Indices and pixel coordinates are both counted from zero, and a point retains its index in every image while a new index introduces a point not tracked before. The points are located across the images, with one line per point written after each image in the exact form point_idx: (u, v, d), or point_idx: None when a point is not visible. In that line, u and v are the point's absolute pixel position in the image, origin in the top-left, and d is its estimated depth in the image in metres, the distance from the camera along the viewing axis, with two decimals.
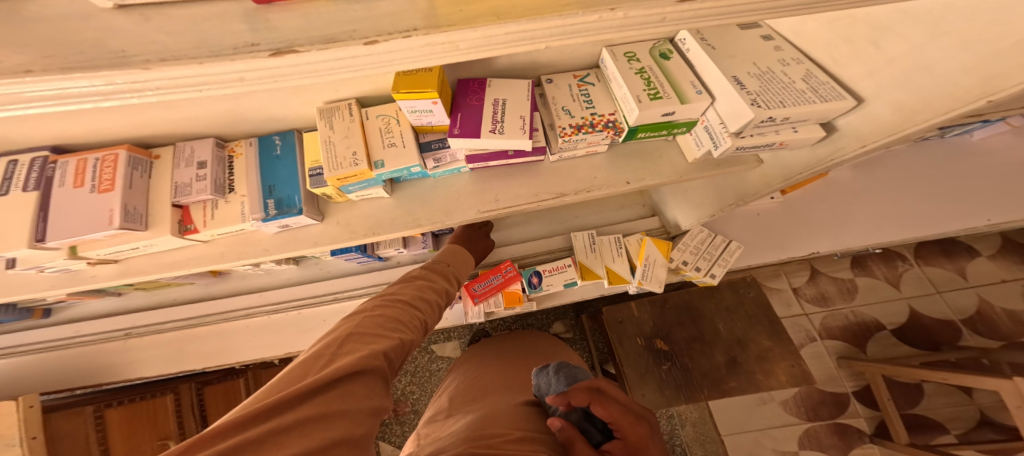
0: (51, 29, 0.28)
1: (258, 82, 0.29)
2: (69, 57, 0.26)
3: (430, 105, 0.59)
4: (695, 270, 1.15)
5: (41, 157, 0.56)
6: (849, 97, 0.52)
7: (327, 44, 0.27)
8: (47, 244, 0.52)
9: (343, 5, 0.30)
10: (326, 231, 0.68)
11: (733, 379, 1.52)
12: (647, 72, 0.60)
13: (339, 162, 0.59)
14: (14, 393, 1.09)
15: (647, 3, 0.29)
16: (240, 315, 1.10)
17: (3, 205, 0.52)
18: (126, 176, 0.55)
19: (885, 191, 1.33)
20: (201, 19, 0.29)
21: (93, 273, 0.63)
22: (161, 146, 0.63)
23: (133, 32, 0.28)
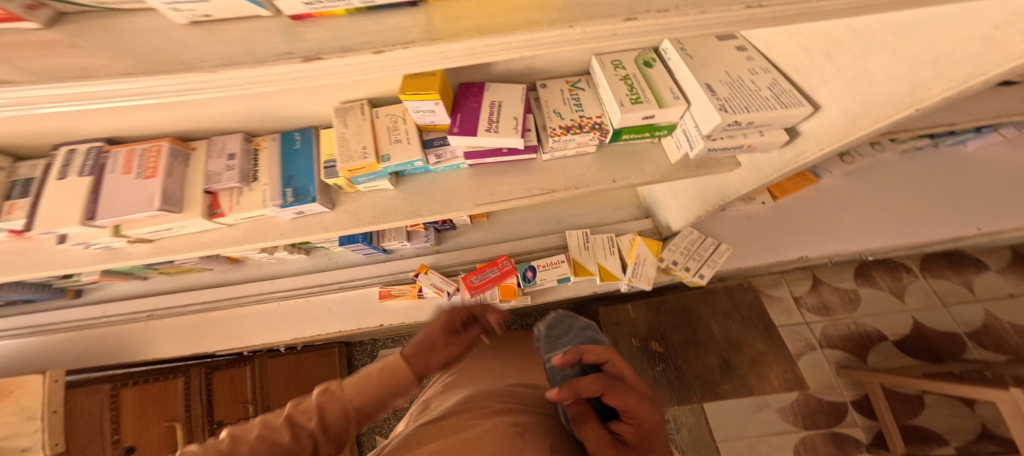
0: (134, 39, 0.36)
1: (289, 82, 0.36)
2: (149, 59, 0.34)
3: (432, 105, 0.66)
4: (684, 270, 1.18)
5: (97, 146, 0.64)
6: (807, 104, 0.58)
7: (344, 52, 0.34)
8: (96, 223, 0.59)
9: (359, 21, 0.37)
10: (337, 218, 0.75)
11: (726, 382, 1.55)
12: (630, 79, 0.66)
13: (350, 156, 0.66)
14: (35, 367, 1.14)
15: (598, 20, 0.36)
16: (256, 299, 1.18)
17: (61, 185, 0.59)
18: (167, 165, 0.62)
19: (879, 197, 1.36)
20: (248, 32, 0.36)
21: (129, 251, 0.71)
22: (198, 140, 0.71)
23: (196, 42, 0.36)
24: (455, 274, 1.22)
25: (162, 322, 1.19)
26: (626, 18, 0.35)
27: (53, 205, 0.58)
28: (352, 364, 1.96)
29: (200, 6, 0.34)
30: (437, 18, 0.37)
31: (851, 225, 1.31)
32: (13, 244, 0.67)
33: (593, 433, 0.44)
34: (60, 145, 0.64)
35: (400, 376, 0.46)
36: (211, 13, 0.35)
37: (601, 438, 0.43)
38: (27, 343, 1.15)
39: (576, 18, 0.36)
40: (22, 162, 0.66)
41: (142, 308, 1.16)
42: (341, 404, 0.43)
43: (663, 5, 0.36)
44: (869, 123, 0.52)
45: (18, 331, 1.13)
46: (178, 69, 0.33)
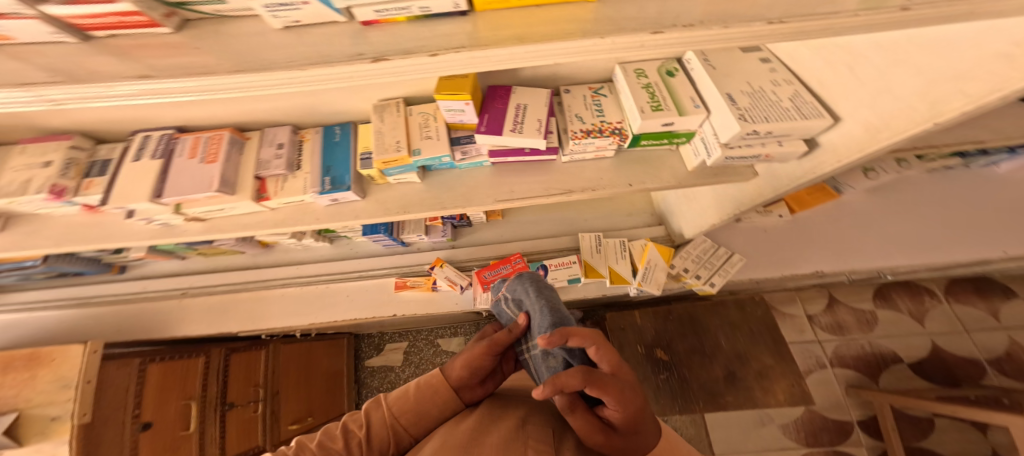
0: (241, 44, 0.44)
1: (360, 79, 0.41)
2: (250, 61, 0.41)
3: (463, 105, 0.71)
4: (694, 277, 1.18)
5: (168, 134, 0.72)
6: (827, 116, 0.57)
7: (406, 55, 0.39)
8: (162, 201, 0.65)
9: (417, 28, 0.42)
10: (367, 207, 0.81)
11: (731, 394, 1.56)
12: (652, 87, 0.68)
13: (386, 149, 0.73)
14: (68, 339, 1.18)
15: (629, 34, 0.38)
16: (281, 283, 1.25)
17: (136, 167, 0.67)
18: (226, 152, 0.69)
19: (901, 216, 1.33)
20: (328, 36, 0.43)
21: (181, 228, 0.77)
22: (253, 131, 0.79)
23: (288, 45, 0.42)
24: (469, 269, 1.26)
25: (195, 300, 1.26)
26: (655, 32, 0.37)
27: (127, 182, 0.65)
28: (359, 356, 2.04)
29: (294, 12, 0.41)
30: (484, 27, 0.41)
31: (868, 241, 1.28)
32: (85, 218, 0.75)
33: (580, 420, 0.45)
34: (137, 132, 0.73)
35: (439, 394, 0.54)
36: (301, 18, 0.42)
37: (589, 424, 0.45)
38: (69, 314, 1.21)
39: (607, 31, 0.38)
40: (101, 144, 0.75)
41: (178, 286, 1.24)
42: (385, 412, 0.53)
43: (690, 20, 0.39)
44: (888, 135, 0.53)
45: (64, 301, 1.20)
46: (275, 67, 0.40)
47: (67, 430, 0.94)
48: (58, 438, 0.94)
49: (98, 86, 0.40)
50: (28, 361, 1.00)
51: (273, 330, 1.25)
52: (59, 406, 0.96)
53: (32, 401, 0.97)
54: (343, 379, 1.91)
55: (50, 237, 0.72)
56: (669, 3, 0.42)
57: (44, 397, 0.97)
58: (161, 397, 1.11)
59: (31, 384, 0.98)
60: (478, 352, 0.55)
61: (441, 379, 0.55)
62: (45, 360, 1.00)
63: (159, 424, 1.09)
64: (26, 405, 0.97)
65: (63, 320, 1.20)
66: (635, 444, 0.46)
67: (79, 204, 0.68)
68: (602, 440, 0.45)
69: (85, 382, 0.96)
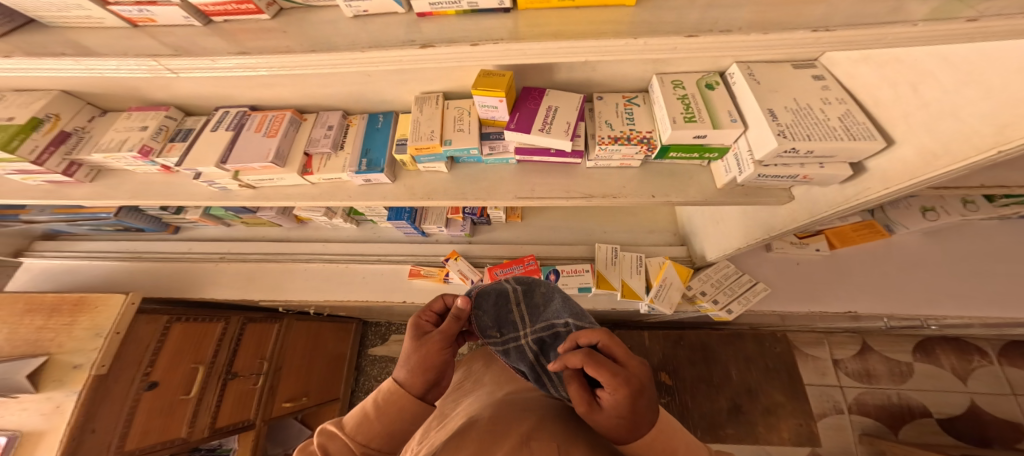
0: (304, 27, 0.47)
1: (407, 63, 0.44)
2: (314, 42, 0.45)
3: (496, 102, 0.73)
4: (711, 302, 1.08)
5: (242, 111, 0.85)
6: (877, 138, 0.51)
7: (449, 43, 0.41)
8: (226, 166, 0.78)
9: (465, 21, 0.44)
10: (395, 190, 0.87)
11: (731, 426, 1.53)
12: (688, 99, 0.68)
13: (420, 136, 0.79)
14: (113, 288, 1.26)
15: (662, 36, 0.38)
16: (307, 257, 1.32)
17: (212, 136, 0.80)
18: (285, 128, 0.82)
19: (980, 263, 1.10)
20: (383, 24, 0.46)
21: (231, 193, 0.85)
22: (311, 113, 0.92)
23: (348, 31, 0.46)
24: (483, 266, 1.28)
25: (229, 265, 1.33)
26: (689, 35, 0.37)
27: (201, 151, 0.77)
28: (364, 343, 2.13)
29: (364, 2, 0.45)
30: (525, 24, 0.42)
31: (932, 284, 1.09)
32: (160, 176, 0.85)
33: (575, 392, 0.47)
34: (218, 108, 0.86)
35: (403, 409, 0.53)
36: (369, 9, 0.46)
37: (583, 400, 0.47)
38: (120, 266, 1.30)
39: (641, 33, 0.39)
40: (189, 116, 0.87)
41: (217, 250, 1.32)
42: (348, 442, 0.52)
43: (726, 27, 0.39)
44: (944, 164, 0.45)
45: (118, 254, 1.30)
46: (338, 48, 0.43)
47: (82, 379, 0.95)
48: (70, 385, 0.95)
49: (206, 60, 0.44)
50: (75, 306, 1.06)
51: (290, 302, 1.30)
52: (87, 354, 0.98)
53: (65, 346, 1.00)
54: (344, 363, 1.99)
55: (124, 191, 0.83)
56: (710, 10, 0.41)
57: (75, 344, 1.00)
58: (175, 356, 1.17)
59: (69, 329, 1.02)
60: (435, 355, 0.54)
61: (402, 394, 0.53)
62: (90, 306, 1.06)
63: (164, 385, 1.13)
64: (58, 350, 0.99)
65: (112, 272, 1.28)
66: (627, 430, 0.45)
67: (159, 164, 0.80)
68: (592, 413, 0.46)
69: (114, 333, 1.01)
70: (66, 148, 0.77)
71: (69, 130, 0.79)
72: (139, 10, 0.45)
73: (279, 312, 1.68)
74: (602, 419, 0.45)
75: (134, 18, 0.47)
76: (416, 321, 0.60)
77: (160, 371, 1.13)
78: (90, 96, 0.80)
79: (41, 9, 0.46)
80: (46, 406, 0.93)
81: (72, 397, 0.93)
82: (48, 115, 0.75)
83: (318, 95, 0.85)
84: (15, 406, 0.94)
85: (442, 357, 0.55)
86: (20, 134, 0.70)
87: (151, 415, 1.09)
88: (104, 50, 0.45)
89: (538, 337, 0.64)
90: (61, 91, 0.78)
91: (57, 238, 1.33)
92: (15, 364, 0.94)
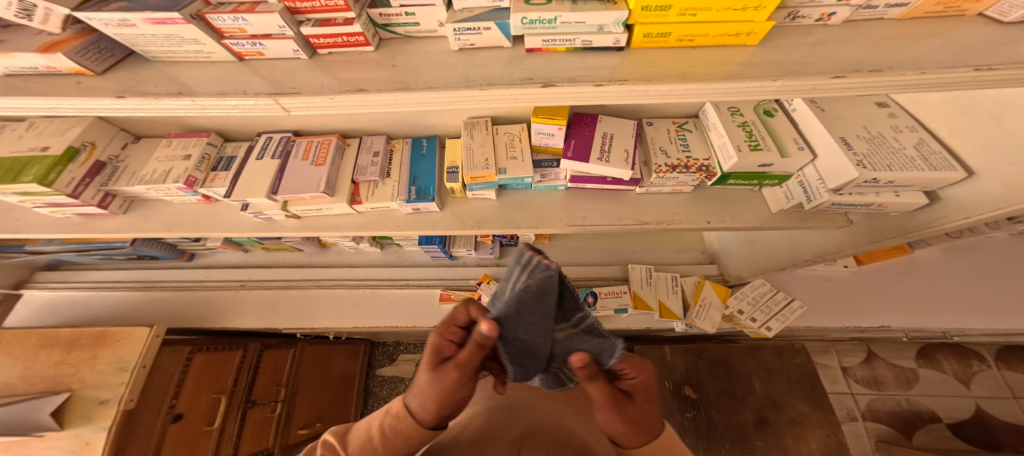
0: (411, 59, 0.47)
1: (524, 101, 0.43)
2: (429, 77, 0.44)
3: (555, 129, 0.74)
4: (749, 320, 1.11)
5: (286, 136, 0.82)
6: (957, 168, 0.54)
7: (573, 83, 0.41)
8: (276, 197, 0.75)
9: (577, 56, 0.44)
10: (444, 218, 0.85)
11: (759, 439, 1.50)
12: (749, 126, 0.68)
13: (475, 165, 0.77)
14: (131, 320, 1.21)
15: (805, 77, 0.37)
16: (332, 283, 1.28)
17: (259, 166, 0.77)
18: (333, 156, 0.80)
19: (998, 276, 1.14)
20: (493, 60, 0.46)
21: (281, 224, 0.83)
22: (353, 138, 0.89)
23: (460, 65, 0.46)
24: None
25: (251, 293, 1.28)
26: (835, 76, 0.36)
27: (251, 181, 0.74)
28: (372, 365, 2.03)
29: (474, 36, 0.45)
30: (639, 64, 0.42)
31: (951, 298, 1.13)
32: (199, 206, 0.82)
33: (598, 390, 0.41)
34: (261, 133, 0.83)
35: (409, 440, 0.44)
36: (477, 42, 0.46)
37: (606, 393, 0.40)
38: (134, 295, 1.24)
39: (777, 73, 0.38)
40: (228, 142, 0.84)
41: (238, 278, 1.27)
42: None
43: (875, 65, 0.38)
44: None
45: (132, 283, 1.24)
46: (454, 84, 0.42)
47: (110, 416, 0.91)
48: (98, 422, 0.91)
49: (324, 98, 0.42)
50: (95, 340, 1.02)
51: (320, 328, 1.26)
52: (112, 389, 0.95)
53: (88, 380, 0.97)
54: (354, 385, 1.89)
55: (164, 222, 0.80)
56: (824, 46, 0.41)
57: (100, 378, 0.97)
58: (197, 389, 1.12)
59: (91, 363, 0.99)
60: (453, 389, 0.41)
61: (413, 423, 0.43)
62: (112, 339, 1.03)
63: (189, 417, 1.08)
64: (82, 385, 0.96)
65: (126, 301, 1.23)
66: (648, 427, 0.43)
67: (201, 194, 0.77)
68: (622, 407, 0.41)
69: (141, 367, 0.98)
70: (101, 179, 0.73)
71: (104, 159, 0.74)
72: (251, 44, 0.45)
73: (293, 336, 1.61)
74: (603, 416, 0.42)
75: (243, 51, 0.46)
76: (435, 343, 0.44)
77: (185, 402, 1.08)
78: (128, 124, 0.77)
79: (151, 43, 0.44)
80: (74, 444, 0.89)
81: (101, 433, 0.90)
82: (84, 144, 0.70)
83: (367, 121, 0.83)
84: (38, 445, 0.90)
85: (460, 392, 0.42)
86: (56, 166, 0.65)
87: (176, 448, 1.03)
88: (210, 88, 0.43)
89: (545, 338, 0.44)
90: (98, 117, 0.74)
91: (62, 268, 1.26)
92: (36, 402, 0.91)
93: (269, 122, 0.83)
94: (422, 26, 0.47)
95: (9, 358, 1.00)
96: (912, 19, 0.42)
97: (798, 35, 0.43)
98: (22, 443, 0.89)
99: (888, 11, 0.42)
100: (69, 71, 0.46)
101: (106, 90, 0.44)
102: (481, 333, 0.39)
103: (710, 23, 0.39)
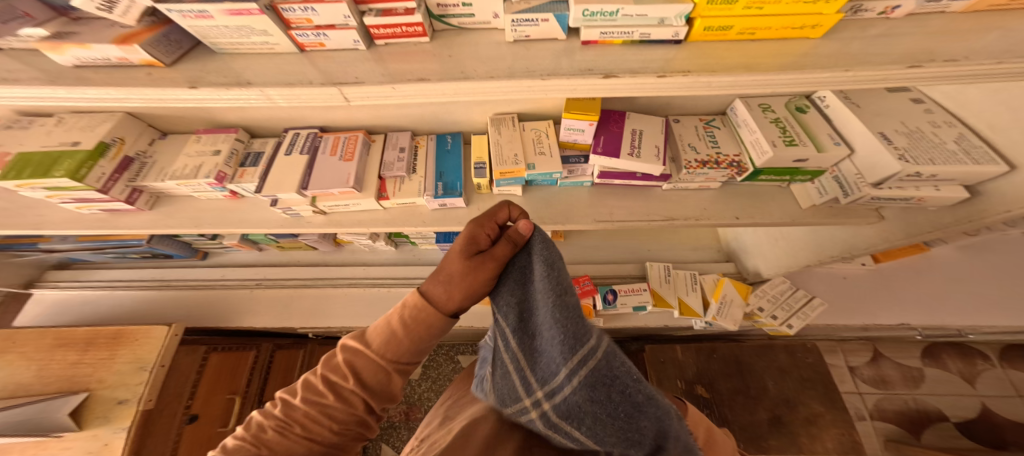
0: (467, 50, 0.47)
1: (580, 92, 0.44)
2: (492, 67, 0.45)
3: (585, 126, 0.73)
4: (770, 317, 1.12)
5: (314, 132, 0.81)
6: (1000, 162, 0.55)
7: (636, 74, 0.42)
8: (305, 192, 0.74)
9: (632, 49, 0.45)
10: (470, 214, 0.84)
11: (774, 437, 1.48)
12: (782, 122, 0.68)
13: (504, 160, 0.77)
14: (145, 319, 1.20)
15: (877, 67, 0.39)
16: (348, 282, 1.26)
17: (289, 161, 0.76)
18: (361, 152, 0.79)
19: (1010, 273, 1.16)
20: (549, 51, 0.46)
21: (309, 220, 0.82)
22: (378, 134, 0.88)
23: (518, 55, 0.46)
24: None
25: (264, 292, 1.27)
26: (910, 66, 0.37)
27: (281, 176, 0.74)
28: None
29: (531, 28, 0.45)
30: (702, 56, 0.43)
31: (963, 294, 1.15)
32: (226, 203, 0.81)
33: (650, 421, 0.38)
34: (289, 129, 0.82)
35: (427, 330, 0.46)
36: (532, 34, 0.47)
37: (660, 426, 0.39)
38: (148, 295, 1.23)
39: (849, 64, 0.40)
40: (255, 138, 0.83)
41: (253, 277, 1.26)
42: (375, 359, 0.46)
43: (951, 55, 0.38)
44: None
45: (145, 282, 1.22)
46: (514, 75, 0.43)
47: (129, 415, 0.95)
48: (117, 422, 0.94)
49: (386, 87, 0.43)
50: (113, 339, 1.04)
51: (333, 327, 1.25)
52: (131, 389, 0.98)
53: (106, 381, 0.99)
54: None
55: (189, 218, 0.79)
56: (887, 37, 0.42)
57: (117, 378, 0.99)
58: (211, 390, 1.19)
59: (109, 364, 1.01)
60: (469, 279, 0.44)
61: (432, 311, 0.45)
62: (129, 338, 1.04)
63: (204, 416, 1.15)
64: (99, 385, 0.98)
65: (140, 300, 1.22)
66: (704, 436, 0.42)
67: (229, 190, 0.76)
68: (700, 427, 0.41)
69: (159, 366, 1.01)
70: (128, 174, 0.72)
71: (131, 155, 0.73)
72: (315, 35, 0.45)
73: (303, 336, 1.61)
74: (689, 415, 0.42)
75: (306, 42, 0.46)
76: (474, 232, 0.46)
77: (199, 403, 1.15)
78: (155, 119, 0.76)
79: (222, 35, 0.44)
80: (93, 444, 0.92)
81: (121, 434, 0.92)
82: (114, 139, 0.69)
83: (395, 118, 0.83)
84: (54, 447, 0.91)
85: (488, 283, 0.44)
86: (87, 161, 0.64)
87: (193, 447, 1.10)
88: (272, 78, 0.43)
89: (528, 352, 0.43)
90: (127, 112, 0.73)
91: (72, 267, 1.25)
92: (56, 401, 0.93)
93: (297, 118, 0.82)
94: (476, 18, 0.48)
95: (23, 358, 1.00)
96: (975, 12, 0.43)
97: (856, 28, 0.44)
98: (38, 443, 0.91)
99: (950, 5, 0.42)
100: (141, 63, 0.46)
101: (173, 79, 0.44)
102: (518, 230, 0.44)
103: (774, 17, 0.41)
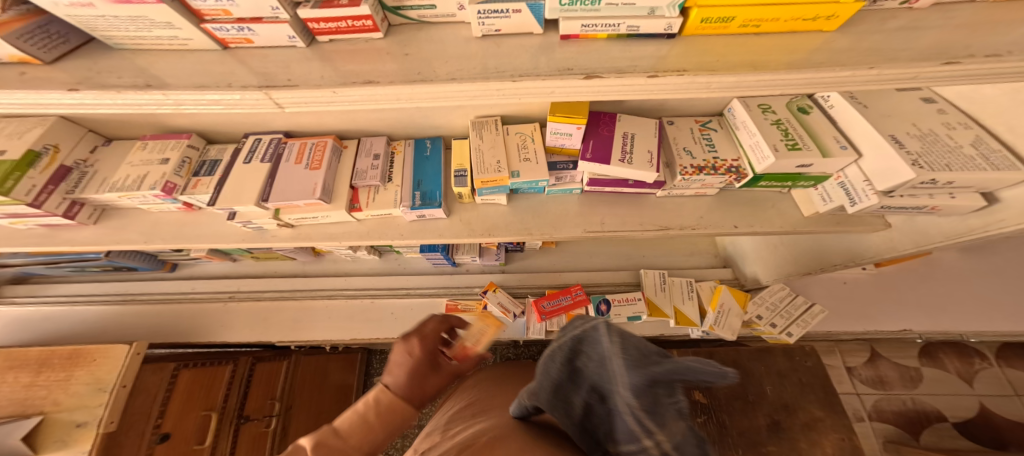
0: (429, 46, 0.41)
1: (559, 95, 0.38)
2: (461, 67, 0.38)
3: (573, 129, 0.66)
4: (769, 326, 1.07)
5: (277, 137, 0.74)
6: (1020, 168, 0.50)
7: (621, 74, 0.36)
8: (266, 205, 0.67)
9: (615, 45, 0.40)
10: (451, 226, 0.78)
11: (773, 444, 1.18)
12: (784, 124, 0.62)
13: (485, 168, 0.70)
14: (105, 336, 1.13)
15: (906, 64, 0.34)
16: (328, 293, 1.19)
17: (248, 169, 0.69)
18: (329, 160, 0.72)
19: None
20: (524, 47, 0.40)
21: (275, 233, 0.76)
22: (350, 139, 0.81)
23: (488, 51, 0.40)
24: (522, 297, 1.17)
25: (239, 305, 1.19)
26: (945, 64, 0.33)
27: (239, 187, 0.67)
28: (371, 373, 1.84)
29: (501, 20, 0.39)
30: (694, 53, 0.38)
31: (967, 299, 1.12)
32: (182, 216, 0.75)
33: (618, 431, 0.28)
34: (250, 134, 0.75)
35: (392, 418, 0.43)
36: (503, 28, 0.40)
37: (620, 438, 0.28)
38: (113, 310, 1.15)
39: (873, 61, 0.35)
40: (212, 144, 0.76)
41: (226, 289, 1.19)
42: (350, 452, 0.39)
43: (989, 50, 0.33)
44: None
45: (109, 297, 1.15)
46: (478, 76, 0.37)
47: (91, 438, 0.88)
48: (78, 446, 0.87)
49: (328, 91, 0.37)
50: (69, 359, 0.97)
51: (315, 341, 1.18)
52: (91, 411, 0.90)
53: (63, 403, 0.91)
54: (352, 396, 1.73)
55: (141, 233, 0.72)
56: (906, 31, 0.37)
57: (76, 400, 0.92)
58: (185, 408, 1.03)
59: (66, 385, 0.93)
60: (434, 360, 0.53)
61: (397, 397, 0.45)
62: (88, 358, 0.97)
63: (178, 436, 1.00)
64: (55, 408, 0.91)
65: (102, 316, 1.15)
66: None
67: (182, 202, 0.70)
68: None
69: (120, 386, 0.92)
70: (66, 186, 0.64)
71: (69, 165, 0.66)
72: (238, 29, 0.40)
73: (287, 347, 1.52)
74: None
75: (228, 38, 0.42)
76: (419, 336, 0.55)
77: (171, 422, 1.01)
78: (97, 124, 0.69)
79: (114, 27, 0.40)
80: None
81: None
82: (46, 147, 0.62)
83: (365, 122, 0.76)
84: None
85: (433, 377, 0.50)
86: (14, 171, 0.56)
87: None
88: (186, 81, 0.39)
89: (580, 343, 0.32)
90: (60, 117, 0.66)
91: (31, 281, 1.18)
92: (6, 427, 0.85)
93: (258, 123, 0.75)
94: (439, 10, 0.42)
95: None
96: (1005, 1, 0.38)
97: (874, 21, 0.39)
98: None
99: None
100: (14, 60, 0.42)
101: (60, 81, 0.40)
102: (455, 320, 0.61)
103: (782, 7, 0.35)
